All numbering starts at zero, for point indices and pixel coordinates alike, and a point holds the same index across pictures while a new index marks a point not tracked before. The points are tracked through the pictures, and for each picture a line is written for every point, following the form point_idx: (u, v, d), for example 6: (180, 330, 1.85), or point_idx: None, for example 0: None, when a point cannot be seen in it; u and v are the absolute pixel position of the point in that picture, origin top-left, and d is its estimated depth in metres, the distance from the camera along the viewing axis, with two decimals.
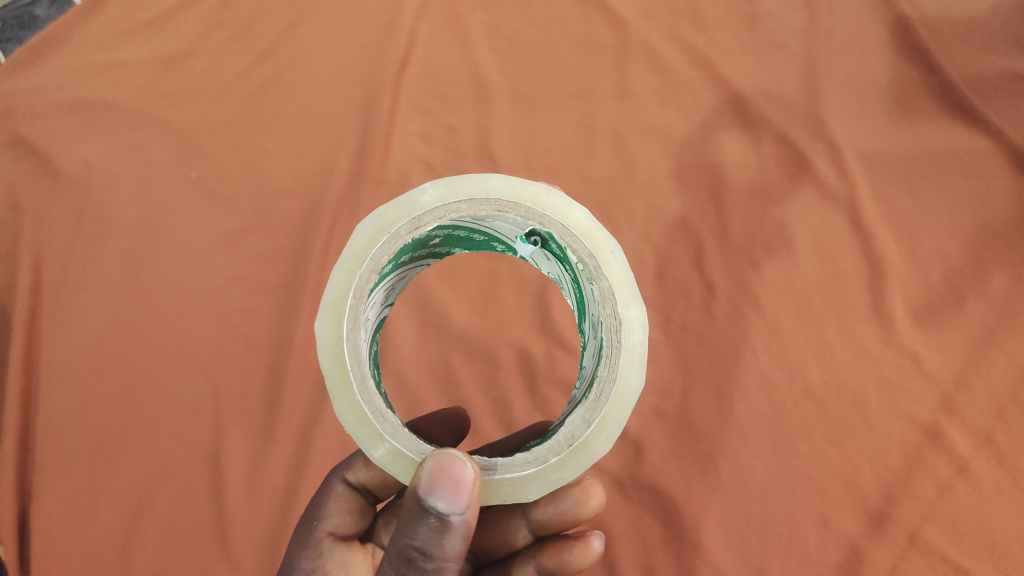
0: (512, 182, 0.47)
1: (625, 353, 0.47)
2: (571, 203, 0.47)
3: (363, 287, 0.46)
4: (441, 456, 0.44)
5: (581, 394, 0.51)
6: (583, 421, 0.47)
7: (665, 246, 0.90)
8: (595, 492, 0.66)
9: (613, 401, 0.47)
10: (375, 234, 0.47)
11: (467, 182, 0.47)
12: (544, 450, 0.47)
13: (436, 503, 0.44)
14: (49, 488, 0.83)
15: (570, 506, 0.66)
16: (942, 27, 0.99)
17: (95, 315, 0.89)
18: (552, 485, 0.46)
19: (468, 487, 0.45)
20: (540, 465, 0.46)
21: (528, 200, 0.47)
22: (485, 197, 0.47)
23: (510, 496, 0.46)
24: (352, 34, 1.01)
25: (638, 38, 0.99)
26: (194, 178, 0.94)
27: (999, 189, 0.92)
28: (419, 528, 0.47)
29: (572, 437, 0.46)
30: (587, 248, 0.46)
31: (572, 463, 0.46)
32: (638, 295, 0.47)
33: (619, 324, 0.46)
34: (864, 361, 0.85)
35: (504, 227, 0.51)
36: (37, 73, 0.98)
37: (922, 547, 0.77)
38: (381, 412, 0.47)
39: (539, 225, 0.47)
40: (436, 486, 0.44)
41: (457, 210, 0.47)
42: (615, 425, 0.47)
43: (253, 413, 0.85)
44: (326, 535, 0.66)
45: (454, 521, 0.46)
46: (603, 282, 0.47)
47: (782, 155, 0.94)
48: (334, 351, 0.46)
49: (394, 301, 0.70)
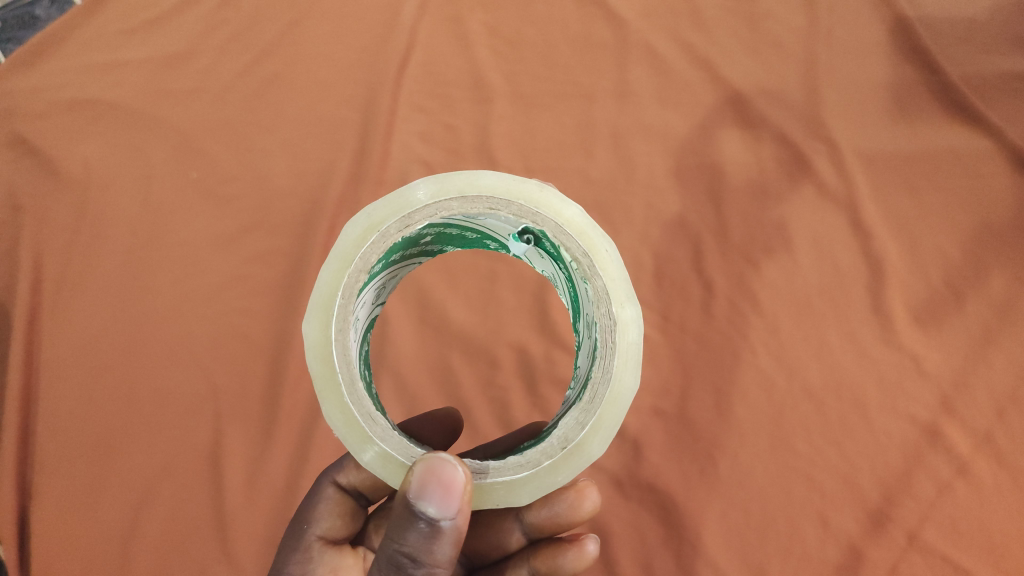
0: (504, 179, 0.47)
1: (619, 353, 0.47)
2: (564, 200, 0.47)
3: (352, 287, 0.46)
4: (432, 460, 0.44)
5: (575, 395, 0.51)
6: (577, 424, 0.47)
7: (665, 246, 0.90)
8: (590, 495, 0.65)
9: (608, 402, 0.46)
10: (365, 232, 0.47)
11: (459, 179, 0.47)
12: (537, 453, 0.47)
13: (426, 508, 0.44)
14: (48, 487, 0.83)
15: (563, 509, 0.66)
16: (942, 27, 0.99)
17: (95, 315, 0.89)
18: (544, 488, 0.46)
19: (459, 491, 0.45)
20: (533, 468, 0.46)
21: (521, 198, 0.47)
22: (476, 195, 0.47)
23: (502, 500, 0.46)
24: (352, 34, 1.01)
25: (639, 38, 0.99)
26: (194, 178, 0.94)
27: (999, 189, 0.92)
28: (409, 533, 0.47)
29: (565, 440, 0.46)
30: (582, 247, 0.46)
31: (565, 466, 0.46)
32: (632, 294, 0.47)
33: (614, 323, 0.46)
34: (864, 361, 0.85)
35: (496, 225, 0.51)
36: (38, 73, 0.98)
37: (922, 547, 0.77)
38: (370, 414, 0.46)
39: (531, 223, 0.47)
40: (426, 491, 0.44)
41: (448, 208, 0.47)
42: (610, 427, 0.47)
43: (253, 412, 0.85)
44: (317, 539, 0.66)
45: (444, 526, 0.46)
46: (597, 281, 0.46)
47: (781, 155, 0.94)
48: (322, 352, 0.46)
49: (388, 299, 0.70)
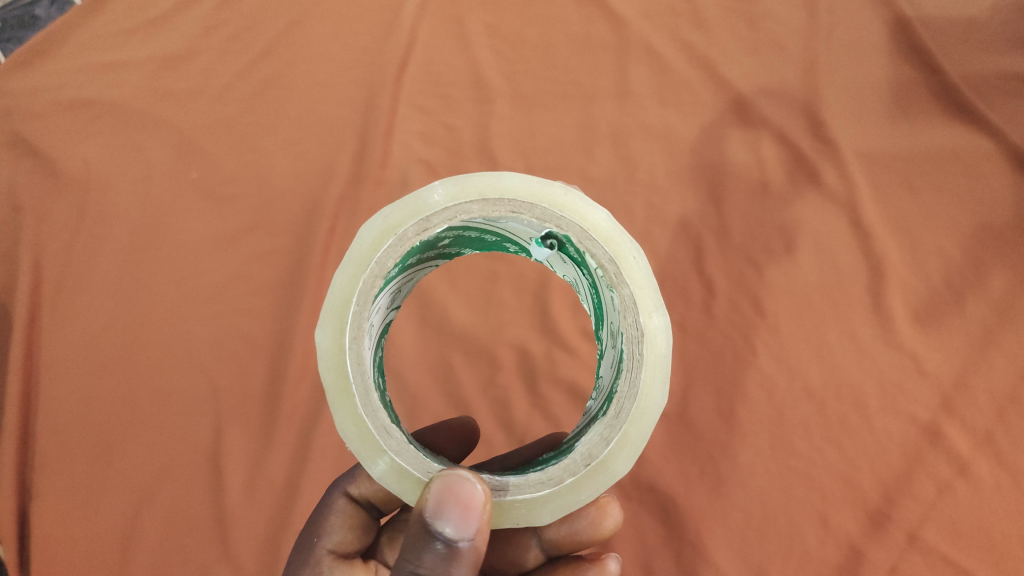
0: (526, 182, 0.47)
1: (647, 365, 0.46)
2: (589, 205, 0.47)
3: (368, 292, 0.46)
4: (450, 478, 0.44)
5: (598, 408, 0.51)
6: (602, 440, 0.46)
7: (666, 247, 0.90)
8: (611, 512, 0.66)
9: (633, 418, 0.46)
10: (381, 235, 0.46)
11: (480, 182, 0.47)
12: (559, 470, 0.46)
13: (444, 528, 0.45)
14: (47, 487, 0.83)
15: (584, 525, 0.66)
16: (943, 28, 0.99)
17: (96, 315, 0.89)
18: (567, 506, 0.45)
19: (478, 510, 0.44)
20: (555, 486, 0.46)
21: (544, 201, 0.46)
22: (498, 197, 0.46)
23: (523, 519, 0.46)
24: (353, 34, 1.01)
25: (639, 38, 0.99)
26: (195, 178, 0.94)
27: (998, 188, 0.92)
28: (425, 554, 0.47)
29: (589, 456, 0.46)
30: (608, 254, 0.46)
31: (588, 484, 0.46)
32: (660, 303, 0.47)
33: (641, 334, 0.46)
34: (864, 361, 0.86)
35: (518, 229, 0.50)
36: (37, 72, 0.98)
37: (922, 547, 0.77)
38: (385, 427, 0.46)
39: (556, 227, 0.46)
40: (444, 509, 0.44)
41: (468, 210, 0.47)
42: (635, 444, 0.46)
43: (253, 413, 0.85)
44: (328, 553, 0.65)
45: (462, 547, 0.46)
46: (624, 290, 0.46)
47: (780, 155, 0.95)
48: (336, 361, 0.45)
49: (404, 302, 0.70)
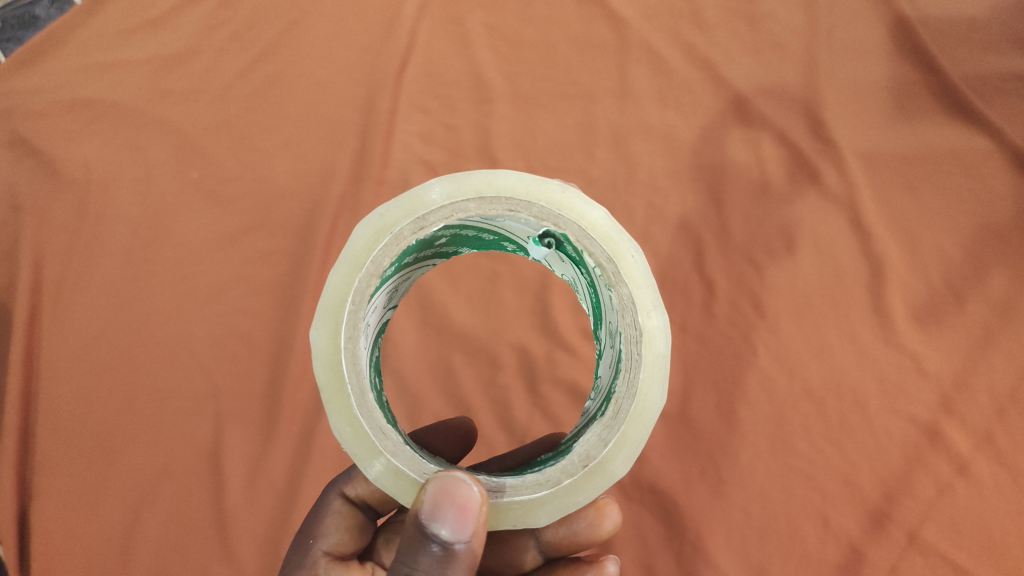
0: (524, 180, 0.47)
1: (645, 365, 0.46)
2: (588, 203, 0.47)
3: (363, 292, 0.46)
4: (446, 479, 0.44)
5: (596, 409, 0.51)
6: (599, 441, 0.46)
7: (666, 247, 0.90)
8: (609, 513, 0.65)
9: (632, 418, 0.46)
10: (377, 234, 0.46)
11: (476, 179, 0.47)
12: (557, 471, 0.46)
13: (440, 530, 0.45)
14: (47, 488, 0.83)
15: (582, 526, 0.66)
16: (943, 28, 0.99)
17: (95, 316, 0.89)
18: (564, 508, 0.45)
19: (474, 512, 0.44)
20: (552, 488, 0.46)
21: (542, 199, 0.46)
22: (494, 195, 0.46)
23: (520, 520, 0.46)
24: (354, 34, 1.01)
25: (639, 38, 0.99)
26: (194, 178, 0.94)
27: (998, 188, 0.92)
28: (421, 556, 0.47)
29: (587, 457, 0.46)
30: (606, 252, 0.46)
31: (585, 486, 0.46)
32: (659, 303, 0.47)
33: (639, 334, 0.46)
34: (864, 360, 0.86)
35: (516, 227, 0.50)
36: (37, 72, 0.98)
37: (922, 547, 0.77)
38: (380, 428, 0.46)
39: (553, 226, 0.46)
40: (440, 511, 0.44)
41: (465, 208, 0.47)
42: (634, 444, 0.46)
43: (253, 413, 0.85)
44: (324, 555, 0.65)
45: (458, 549, 0.46)
46: (622, 289, 0.46)
47: (781, 155, 0.95)
48: (331, 361, 0.45)
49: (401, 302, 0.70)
